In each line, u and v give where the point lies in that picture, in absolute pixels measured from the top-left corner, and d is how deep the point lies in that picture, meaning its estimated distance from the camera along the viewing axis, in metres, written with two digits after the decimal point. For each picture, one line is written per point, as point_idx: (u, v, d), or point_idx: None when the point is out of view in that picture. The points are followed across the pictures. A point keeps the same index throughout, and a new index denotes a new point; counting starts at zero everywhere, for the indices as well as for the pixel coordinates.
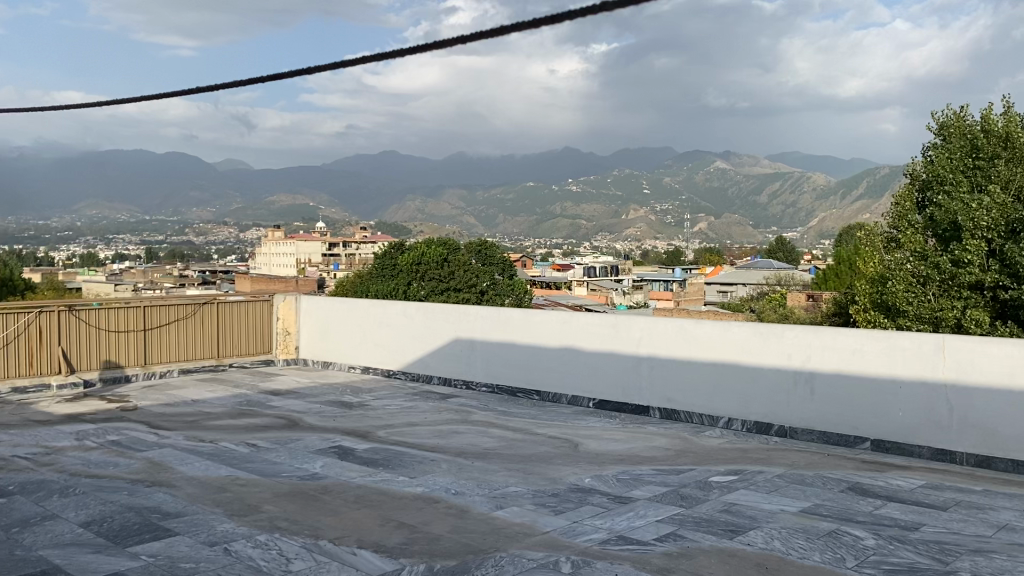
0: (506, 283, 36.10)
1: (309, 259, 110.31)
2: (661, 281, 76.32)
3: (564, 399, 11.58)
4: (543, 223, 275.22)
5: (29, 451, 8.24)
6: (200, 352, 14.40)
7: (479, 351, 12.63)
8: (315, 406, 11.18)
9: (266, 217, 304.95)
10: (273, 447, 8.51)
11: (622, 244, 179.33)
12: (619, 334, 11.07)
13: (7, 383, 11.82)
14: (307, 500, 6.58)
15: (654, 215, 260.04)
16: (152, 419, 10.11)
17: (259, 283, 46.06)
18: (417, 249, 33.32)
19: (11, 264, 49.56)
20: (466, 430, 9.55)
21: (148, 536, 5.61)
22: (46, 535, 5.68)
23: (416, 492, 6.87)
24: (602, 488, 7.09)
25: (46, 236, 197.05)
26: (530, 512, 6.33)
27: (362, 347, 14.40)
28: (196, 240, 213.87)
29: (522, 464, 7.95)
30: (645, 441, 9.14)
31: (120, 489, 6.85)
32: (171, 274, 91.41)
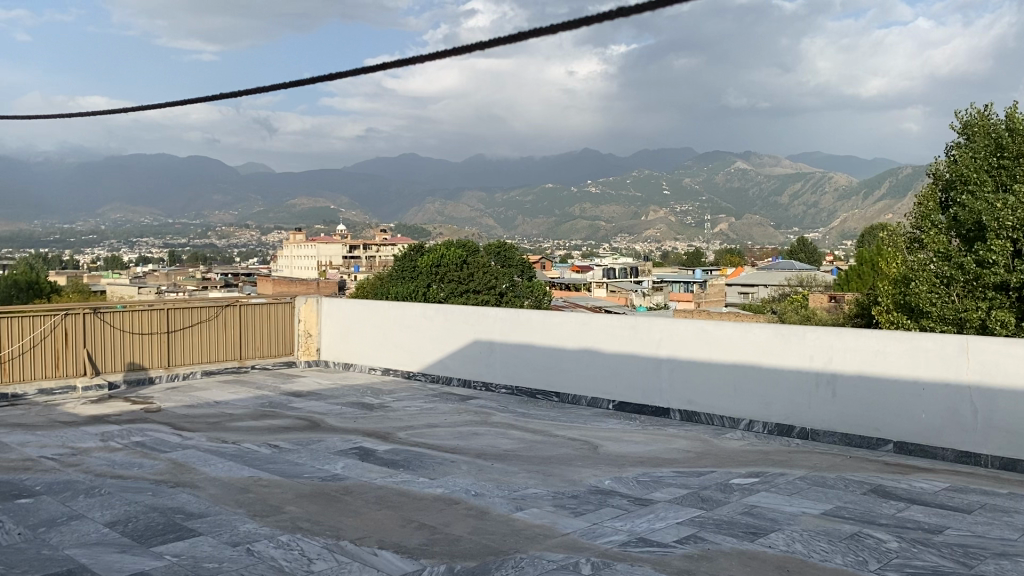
0: (525, 285, 36.17)
1: (330, 262, 110.94)
2: (682, 283, 76.05)
3: (584, 400, 11.58)
4: (563, 224, 275.22)
5: (56, 452, 8.36)
6: (223, 354, 14.53)
7: (499, 353, 12.64)
8: (336, 407, 11.25)
9: (288, 220, 307.19)
10: (295, 448, 8.59)
11: (642, 246, 178.84)
12: (638, 335, 11.05)
13: (34, 384, 11.97)
14: (329, 501, 6.64)
15: (675, 215, 259.48)
16: (176, 420, 10.22)
17: (280, 284, 46.33)
18: (437, 252, 33.37)
19: (37, 268, 50.36)
20: (485, 432, 9.58)
21: (171, 536, 5.68)
22: (72, 535, 5.75)
23: (436, 494, 6.89)
24: (622, 490, 7.08)
25: (69, 240, 199.52)
26: (550, 514, 6.34)
27: (383, 348, 14.47)
28: (218, 243, 215.95)
29: (542, 465, 7.97)
30: (666, 443, 9.12)
31: (145, 490, 6.93)
32: (193, 277, 92.10)
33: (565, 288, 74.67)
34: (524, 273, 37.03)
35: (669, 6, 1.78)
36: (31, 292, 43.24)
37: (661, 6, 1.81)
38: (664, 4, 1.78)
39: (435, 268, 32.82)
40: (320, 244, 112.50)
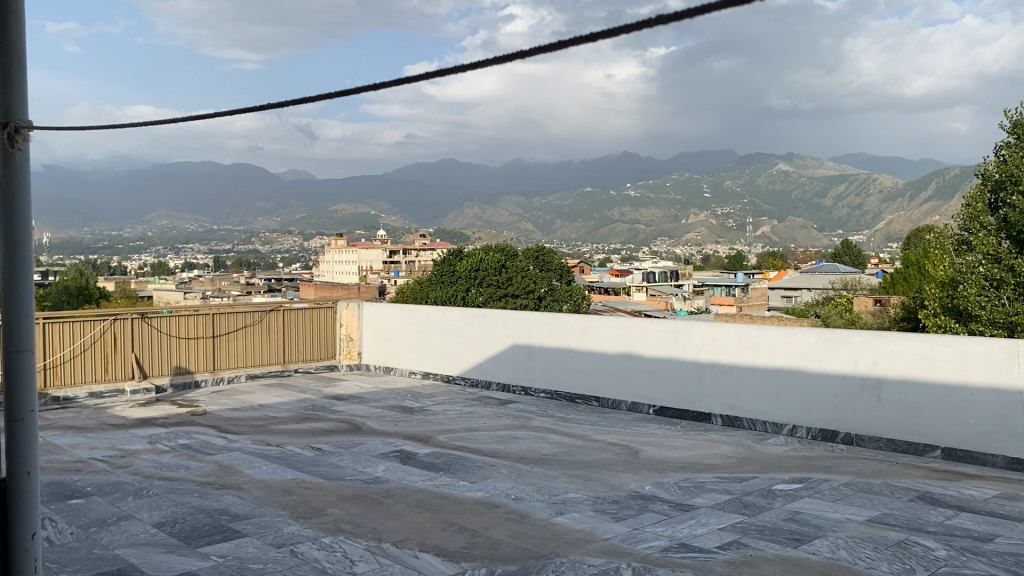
0: (564, 289, 36.07)
1: (370, 267, 111.59)
2: (723, 287, 75.14)
3: (624, 405, 11.52)
4: (603, 228, 275.26)
5: (105, 454, 8.55)
6: (267, 357, 14.74)
7: (538, 358, 12.64)
8: (377, 410, 11.36)
9: (329, 227, 309.89)
10: (337, 451, 8.67)
11: (682, 249, 176.95)
12: (679, 339, 10.97)
13: (84, 388, 12.28)
14: (370, 504, 6.69)
15: (716, 217, 256.77)
16: (221, 423, 10.38)
17: (323, 290, 46.70)
18: (476, 256, 33.42)
19: (88, 274, 51.78)
20: (525, 436, 9.59)
21: (218, 537, 5.78)
22: (122, 534, 5.88)
23: (477, 497, 6.92)
24: (663, 495, 7.04)
25: (116, 246, 203.35)
26: (591, 518, 6.33)
27: (423, 352, 14.56)
28: (262, 248, 219.76)
29: (582, 470, 7.96)
30: (707, 449, 9.04)
31: (191, 491, 7.06)
32: (237, 282, 93.33)
33: (605, 292, 74.21)
34: (563, 277, 36.98)
35: (716, 11, 1.71)
36: (81, 298, 44.34)
37: (708, 12, 1.72)
38: (712, 8, 1.70)
39: (474, 272, 32.88)
40: (361, 249, 113.68)
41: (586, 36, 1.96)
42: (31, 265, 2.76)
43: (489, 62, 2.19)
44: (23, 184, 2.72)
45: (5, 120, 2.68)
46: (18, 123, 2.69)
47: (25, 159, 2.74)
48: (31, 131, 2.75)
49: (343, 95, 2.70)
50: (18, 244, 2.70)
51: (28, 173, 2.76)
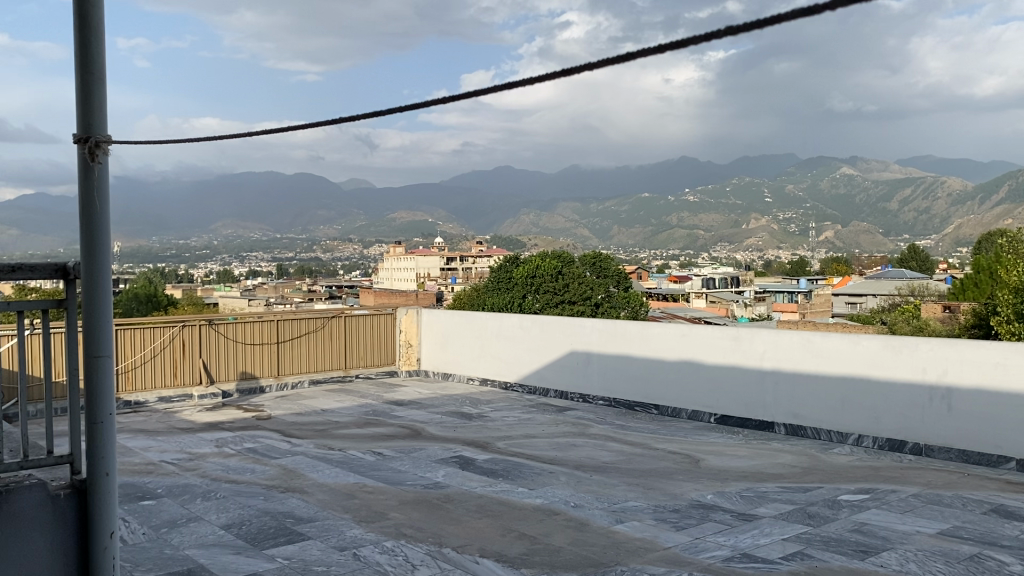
0: (621, 296, 35.85)
1: (428, 274, 112.40)
2: (786, 294, 73.76)
3: (684, 413, 11.41)
4: (660, 234, 272.98)
5: (175, 457, 8.80)
6: (329, 363, 14.97)
7: (596, 364, 12.61)
8: (435, 416, 11.45)
9: (388, 235, 313.46)
10: (398, 456, 8.78)
11: (743, 255, 174.32)
12: (742, 347, 10.82)
13: (153, 393, 12.69)
14: (431, 508, 6.76)
15: (777, 221, 251.95)
16: (285, 427, 10.60)
17: (382, 296, 47.27)
18: (532, 262, 33.42)
19: (156, 283, 53.53)
20: (584, 444, 9.56)
21: (283, 539, 5.90)
22: (192, 535, 6.05)
23: (536, 504, 6.93)
24: (725, 505, 6.95)
25: (183, 255, 208.95)
26: (651, 527, 6.28)
27: (480, 359, 14.64)
28: (324, 255, 224.44)
29: (642, 478, 7.89)
30: (770, 458, 8.88)
31: (257, 494, 7.23)
32: (300, 289, 94.86)
33: (663, 299, 73.59)
34: (620, 284, 36.78)
35: (810, 16, 1.54)
36: (150, 305, 45.78)
37: (811, 15, 1.54)
38: (818, 10, 1.51)
39: (530, 279, 32.93)
40: (419, 256, 115.21)
41: (649, 49, 1.87)
42: (108, 273, 2.86)
43: (543, 78, 2.11)
44: (101, 197, 2.84)
45: (86, 134, 2.79)
46: (97, 136, 2.80)
47: (104, 170, 2.85)
48: (110, 145, 2.86)
49: (389, 114, 2.65)
50: (97, 260, 2.83)
51: (106, 183, 2.88)
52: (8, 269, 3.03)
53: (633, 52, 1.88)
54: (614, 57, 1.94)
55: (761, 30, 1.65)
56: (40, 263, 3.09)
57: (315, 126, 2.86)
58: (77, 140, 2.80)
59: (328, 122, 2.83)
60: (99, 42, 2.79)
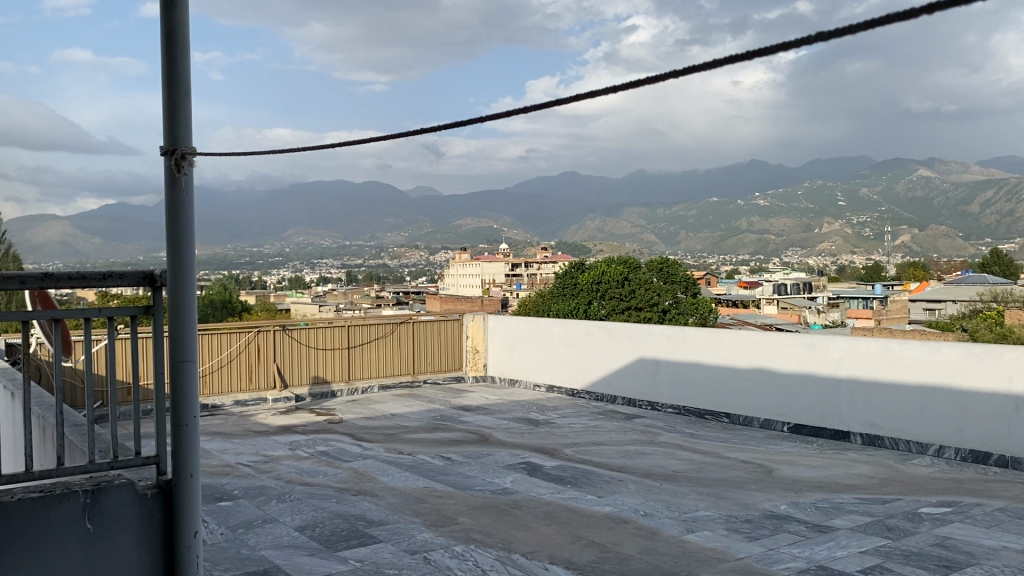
0: (689, 302, 35.40)
1: (493, 281, 112.72)
2: (860, 300, 71.79)
3: (757, 422, 11.21)
4: (728, 238, 268.91)
5: (251, 459, 9.03)
6: (398, 368, 15.18)
7: (665, 371, 12.47)
8: (503, 422, 11.49)
9: (454, 241, 315.81)
10: (466, 461, 8.83)
11: (815, 260, 170.44)
12: (815, 354, 10.57)
13: (230, 396, 13.10)
14: (499, 514, 6.78)
15: (851, 225, 245.30)
16: (356, 431, 10.76)
17: (448, 302, 47.61)
18: (598, 269, 33.30)
19: (231, 289, 55.01)
20: (652, 452, 9.47)
21: (355, 541, 6.00)
22: (268, 536, 6.20)
23: (606, 512, 6.88)
24: (799, 515, 6.79)
25: (255, 263, 214.35)
26: (723, 537, 6.18)
27: (547, 366, 14.62)
28: (393, 262, 227.97)
29: (713, 488, 7.77)
30: (846, 468, 8.65)
31: (330, 496, 7.36)
32: (368, 295, 96.20)
33: (732, 305, 72.43)
34: (688, 290, 36.41)
35: (924, 15, 1.45)
36: (225, 310, 47.05)
37: (925, 13, 1.45)
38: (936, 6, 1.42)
39: (596, 285, 32.80)
40: (484, 263, 115.82)
41: (734, 56, 1.81)
42: (193, 283, 2.96)
43: (621, 89, 2.07)
44: (186, 206, 2.94)
45: (172, 147, 2.90)
46: (183, 149, 2.90)
47: (189, 182, 2.95)
48: (195, 157, 2.96)
49: (464, 127, 2.68)
50: (183, 275, 2.93)
51: (192, 195, 2.98)
52: (102, 277, 3.17)
53: (712, 64, 1.85)
54: (693, 66, 1.90)
55: (847, 39, 1.59)
56: (130, 271, 3.23)
57: (392, 139, 2.91)
58: (164, 153, 2.91)
59: (403, 135, 2.85)
60: (185, 58, 2.89)
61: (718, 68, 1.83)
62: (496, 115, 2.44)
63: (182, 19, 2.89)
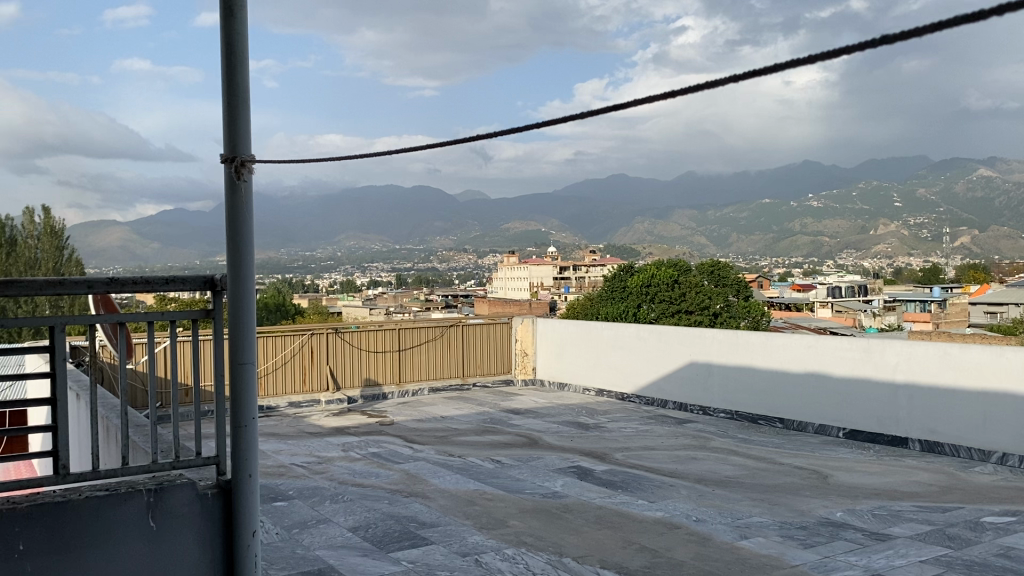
0: (740, 305, 34.95)
1: (542, 284, 112.84)
2: (918, 302, 70.06)
3: (811, 427, 11.03)
4: (780, 240, 264.79)
5: (305, 460, 9.18)
6: (448, 370, 15.28)
7: (718, 376, 12.33)
8: (553, 425, 11.49)
9: (502, 245, 316.62)
10: (516, 464, 8.86)
11: (871, 263, 166.91)
12: (871, 359, 10.36)
13: (284, 398, 13.36)
14: (551, 518, 6.78)
15: (908, 226, 239.48)
16: (406, 434, 10.86)
17: (497, 305, 47.75)
18: (647, 271, 33.06)
19: (285, 292, 55.93)
20: (704, 457, 9.37)
21: (407, 543, 6.05)
22: (322, 536, 6.29)
23: (657, 517, 6.83)
24: (856, 523, 6.66)
25: (308, 266, 217.98)
26: (778, 544, 6.09)
27: (597, 369, 14.58)
28: (442, 265, 229.72)
29: (767, 494, 7.66)
30: (904, 476, 8.46)
31: (382, 498, 7.43)
32: (418, 299, 97.03)
33: (785, 309, 71.31)
34: (740, 293, 35.96)
35: (985, 19, 1.46)
36: (279, 313, 47.90)
37: (981, 19, 1.47)
38: (991, 14, 1.43)
39: (646, 288, 32.58)
40: (532, 265, 116.00)
41: (794, 61, 1.83)
42: (253, 286, 3.02)
43: (680, 93, 2.08)
44: (246, 211, 3.00)
45: (231, 154, 2.97)
46: (242, 156, 2.97)
47: (248, 189, 3.02)
48: (253, 165, 3.02)
49: (520, 133, 2.71)
50: (242, 279, 2.99)
51: (251, 200, 3.05)
52: (165, 282, 3.25)
53: (773, 67, 1.86)
54: (749, 72, 1.92)
55: (913, 39, 1.61)
56: (190, 276, 3.30)
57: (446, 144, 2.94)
58: (224, 160, 2.98)
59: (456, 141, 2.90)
60: (244, 65, 2.95)
61: (779, 73, 1.85)
62: (553, 121, 2.45)
63: (240, 29, 2.95)
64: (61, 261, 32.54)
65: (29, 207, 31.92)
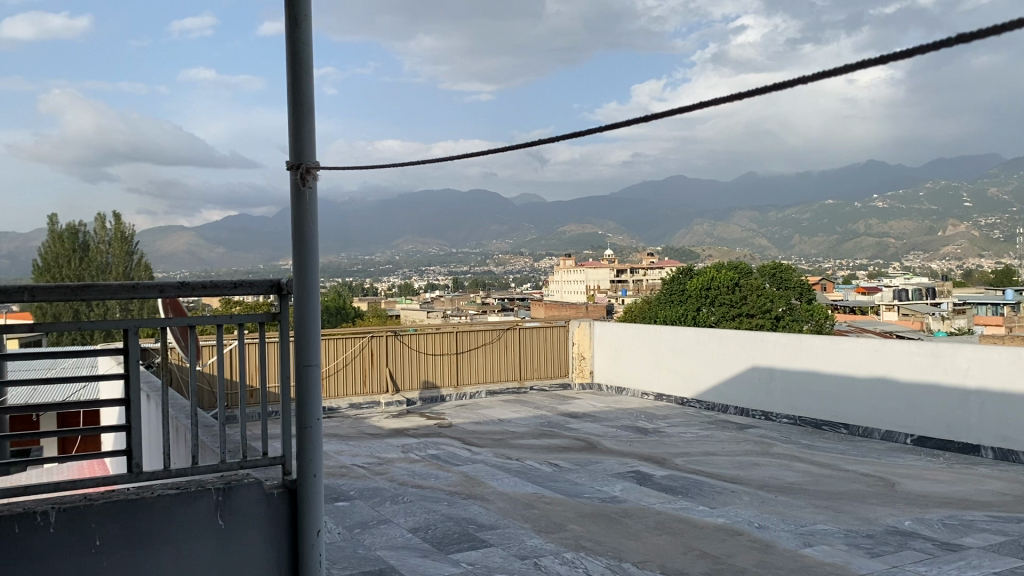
0: (803, 309, 34.29)
1: (599, 287, 112.27)
2: (991, 305, 67.87)
3: (877, 433, 10.78)
4: (843, 242, 258.96)
5: (366, 461, 9.31)
6: (505, 374, 15.33)
7: (781, 380, 12.11)
8: (611, 430, 11.42)
9: (558, 249, 316.10)
10: (574, 468, 8.84)
11: (940, 265, 162.09)
12: (940, 363, 10.08)
13: (345, 400, 13.59)
14: (610, 522, 6.75)
15: (978, 226, 231.91)
16: (465, 435, 10.94)
17: (553, 309, 47.70)
18: (707, 274, 32.60)
19: (345, 294, 56.85)
20: (766, 463, 9.22)
21: (467, 545, 6.09)
22: (383, 537, 6.36)
23: (718, 524, 6.74)
24: (926, 532, 6.48)
25: (367, 271, 221.17)
26: (843, 552, 5.96)
27: (656, 373, 14.44)
28: (499, 269, 230.13)
29: (832, 501, 7.51)
30: (976, 484, 8.19)
31: (441, 499, 7.50)
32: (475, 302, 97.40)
33: (848, 312, 69.76)
34: (803, 296, 35.31)
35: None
36: (339, 317, 48.65)
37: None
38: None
39: (705, 291, 32.15)
40: (590, 269, 115.52)
41: (867, 61, 1.78)
42: (318, 290, 3.07)
43: (745, 95, 2.04)
44: (310, 218, 3.06)
45: (297, 162, 3.03)
46: (307, 164, 3.03)
47: (313, 195, 3.08)
48: (319, 171, 3.09)
49: (582, 136, 2.68)
50: (307, 285, 3.04)
51: (316, 207, 3.10)
52: (233, 286, 3.32)
53: (846, 69, 1.81)
54: (817, 73, 1.87)
55: (986, 39, 1.58)
56: (258, 281, 3.37)
57: (504, 151, 2.94)
58: (291, 167, 3.05)
59: (513, 147, 2.90)
60: (309, 74, 3.01)
61: (858, 72, 1.77)
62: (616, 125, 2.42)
63: (305, 39, 3.01)
64: (131, 265, 33.61)
65: (101, 214, 33.10)
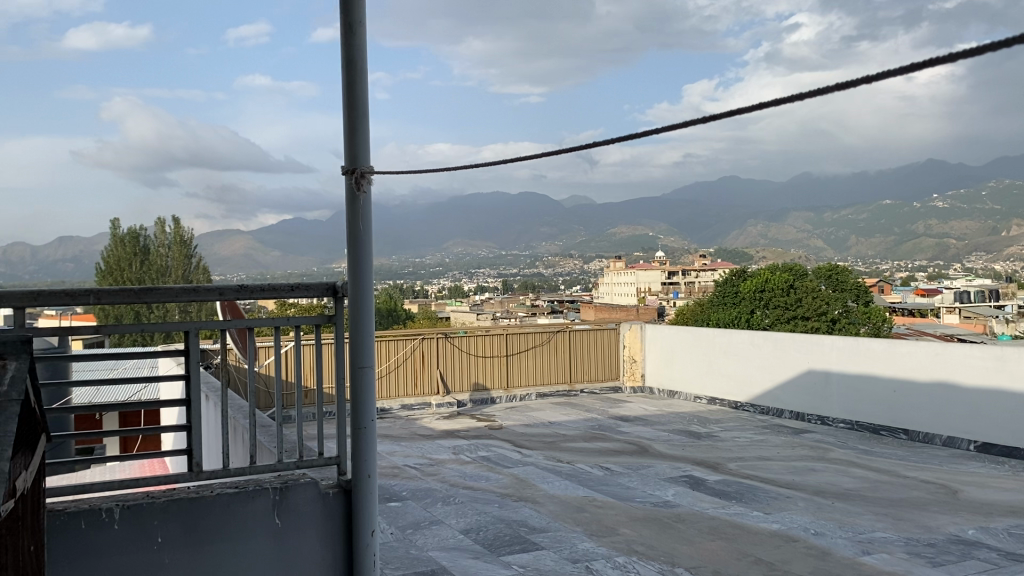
0: (860, 311, 33.68)
1: (651, 289, 111.28)
2: None
3: (938, 439, 10.50)
4: (901, 242, 252.87)
5: (418, 462, 9.38)
6: (555, 376, 15.32)
7: (838, 384, 11.87)
8: (664, 433, 11.33)
9: (608, 251, 314.15)
10: (626, 472, 8.79)
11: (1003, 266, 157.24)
12: (1005, 368, 9.79)
13: (397, 401, 13.76)
14: (662, 527, 6.70)
15: None
16: (515, 438, 10.96)
17: (603, 311, 47.42)
18: (760, 275, 32.09)
19: (396, 296, 57.38)
20: (823, 469, 9.04)
21: (518, 548, 6.10)
22: (434, 538, 6.40)
23: (773, 529, 6.64)
24: (991, 542, 6.29)
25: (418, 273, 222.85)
26: (904, 561, 5.82)
27: (709, 376, 14.28)
28: (548, 271, 229.85)
29: (891, 508, 7.34)
30: None
31: (492, 501, 7.52)
32: (526, 304, 97.28)
33: (907, 314, 68.18)
34: (860, 299, 34.67)
35: None
36: (390, 318, 49.10)
37: None
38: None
39: (759, 293, 31.67)
40: (640, 272, 114.62)
41: (924, 61, 1.69)
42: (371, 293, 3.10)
43: (798, 96, 1.99)
44: (365, 222, 3.10)
45: (352, 167, 3.08)
46: (361, 168, 3.08)
47: (367, 200, 3.13)
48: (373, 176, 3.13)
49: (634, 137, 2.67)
50: (360, 288, 3.08)
51: (369, 212, 3.14)
52: (290, 288, 3.36)
53: (907, 67, 1.71)
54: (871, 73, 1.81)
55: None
56: (314, 284, 3.41)
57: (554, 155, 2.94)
58: (345, 172, 3.10)
59: (563, 151, 2.90)
60: (363, 80, 3.05)
61: (918, 72, 1.68)
62: (667, 128, 2.39)
63: (359, 46, 3.05)
64: (189, 269, 34.49)
65: (160, 218, 33.97)
